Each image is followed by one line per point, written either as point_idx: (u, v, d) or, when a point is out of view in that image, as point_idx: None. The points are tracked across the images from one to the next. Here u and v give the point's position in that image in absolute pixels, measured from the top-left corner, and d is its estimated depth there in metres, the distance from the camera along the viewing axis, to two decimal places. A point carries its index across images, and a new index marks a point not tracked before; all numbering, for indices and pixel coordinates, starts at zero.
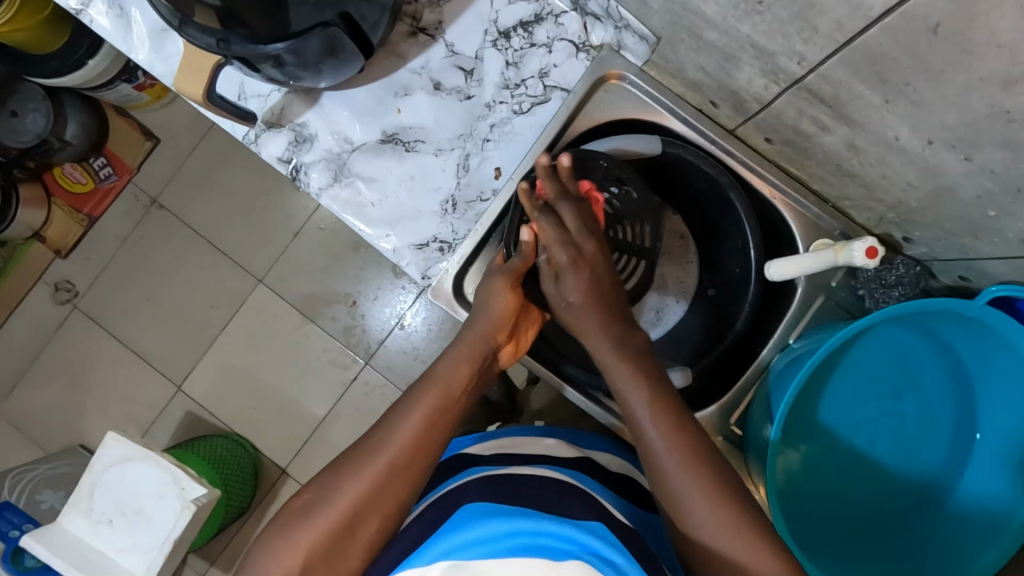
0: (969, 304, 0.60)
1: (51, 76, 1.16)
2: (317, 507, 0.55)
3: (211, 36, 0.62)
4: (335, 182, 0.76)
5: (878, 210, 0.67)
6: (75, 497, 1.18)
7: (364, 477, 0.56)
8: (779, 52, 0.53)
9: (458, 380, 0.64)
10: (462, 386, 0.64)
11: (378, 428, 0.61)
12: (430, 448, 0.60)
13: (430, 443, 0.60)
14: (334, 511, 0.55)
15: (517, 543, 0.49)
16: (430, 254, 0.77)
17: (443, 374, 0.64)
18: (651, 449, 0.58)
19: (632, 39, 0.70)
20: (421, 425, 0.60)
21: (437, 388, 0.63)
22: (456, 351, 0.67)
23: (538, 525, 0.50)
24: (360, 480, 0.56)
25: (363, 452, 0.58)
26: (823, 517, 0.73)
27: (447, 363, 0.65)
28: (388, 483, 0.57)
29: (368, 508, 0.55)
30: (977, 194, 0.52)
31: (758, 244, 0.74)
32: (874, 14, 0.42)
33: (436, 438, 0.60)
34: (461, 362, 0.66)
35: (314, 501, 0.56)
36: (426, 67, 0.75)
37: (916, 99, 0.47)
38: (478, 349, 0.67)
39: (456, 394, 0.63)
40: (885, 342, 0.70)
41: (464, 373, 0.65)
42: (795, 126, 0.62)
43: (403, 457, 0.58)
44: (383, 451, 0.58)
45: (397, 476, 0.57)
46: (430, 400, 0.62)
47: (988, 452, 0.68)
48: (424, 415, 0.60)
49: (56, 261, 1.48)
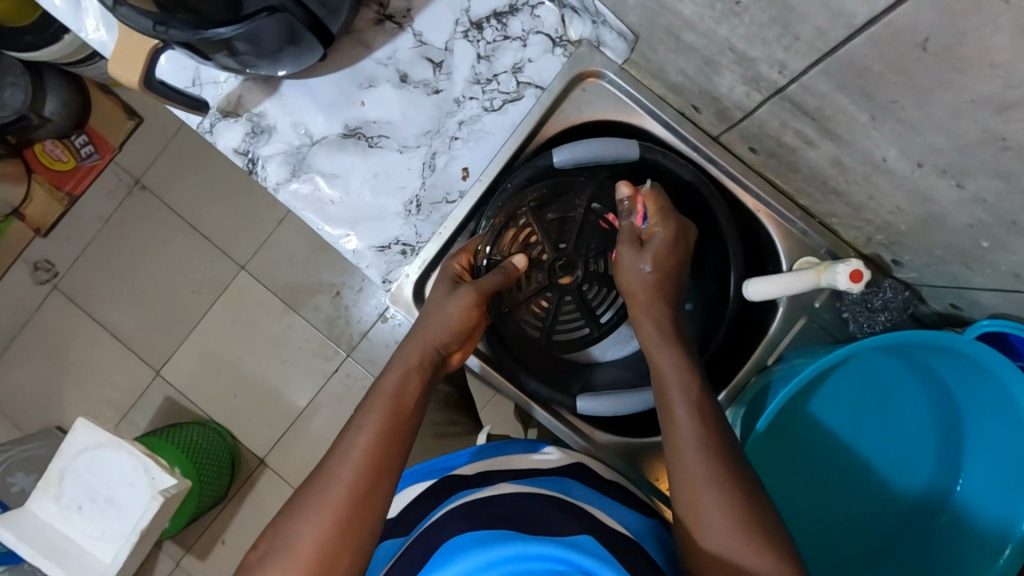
0: (958, 337, 0.55)
1: (25, 50, 1.09)
2: (280, 556, 0.52)
3: (147, 19, 0.55)
4: (293, 177, 0.72)
5: (866, 230, 0.62)
6: (43, 482, 1.14)
7: (321, 512, 0.53)
8: (760, 58, 0.48)
9: (405, 390, 0.61)
10: (411, 395, 0.61)
11: (328, 456, 0.57)
12: (387, 466, 0.56)
13: (383, 459, 0.56)
14: (298, 552, 0.51)
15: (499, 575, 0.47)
16: (391, 257, 0.73)
17: (390, 389, 0.61)
18: (679, 457, 0.55)
19: (610, 36, 0.65)
20: (373, 442, 0.57)
21: (385, 402, 0.60)
22: (400, 362, 0.64)
23: (527, 547, 0.49)
24: (320, 515, 0.53)
25: (314, 487, 0.55)
26: (824, 539, 0.69)
27: (391, 377, 0.62)
28: (351, 513, 0.53)
29: (335, 542, 0.52)
30: (968, 223, 0.48)
31: (738, 259, 0.70)
32: (858, 22, 0.37)
33: (393, 451, 0.57)
34: (410, 372, 0.63)
35: (272, 548, 0.52)
36: (393, 58, 0.70)
37: (903, 118, 0.42)
38: (426, 356, 0.65)
39: (406, 405, 0.60)
40: (867, 363, 0.66)
41: (412, 383, 0.62)
42: (779, 138, 0.58)
43: (360, 483, 0.54)
44: (336, 482, 0.54)
45: (359, 503, 0.54)
46: (377, 418, 0.58)
47: (981, 455, 0.62)
48: (374, 434, 0.57)
49: (36, 239, 1.44)
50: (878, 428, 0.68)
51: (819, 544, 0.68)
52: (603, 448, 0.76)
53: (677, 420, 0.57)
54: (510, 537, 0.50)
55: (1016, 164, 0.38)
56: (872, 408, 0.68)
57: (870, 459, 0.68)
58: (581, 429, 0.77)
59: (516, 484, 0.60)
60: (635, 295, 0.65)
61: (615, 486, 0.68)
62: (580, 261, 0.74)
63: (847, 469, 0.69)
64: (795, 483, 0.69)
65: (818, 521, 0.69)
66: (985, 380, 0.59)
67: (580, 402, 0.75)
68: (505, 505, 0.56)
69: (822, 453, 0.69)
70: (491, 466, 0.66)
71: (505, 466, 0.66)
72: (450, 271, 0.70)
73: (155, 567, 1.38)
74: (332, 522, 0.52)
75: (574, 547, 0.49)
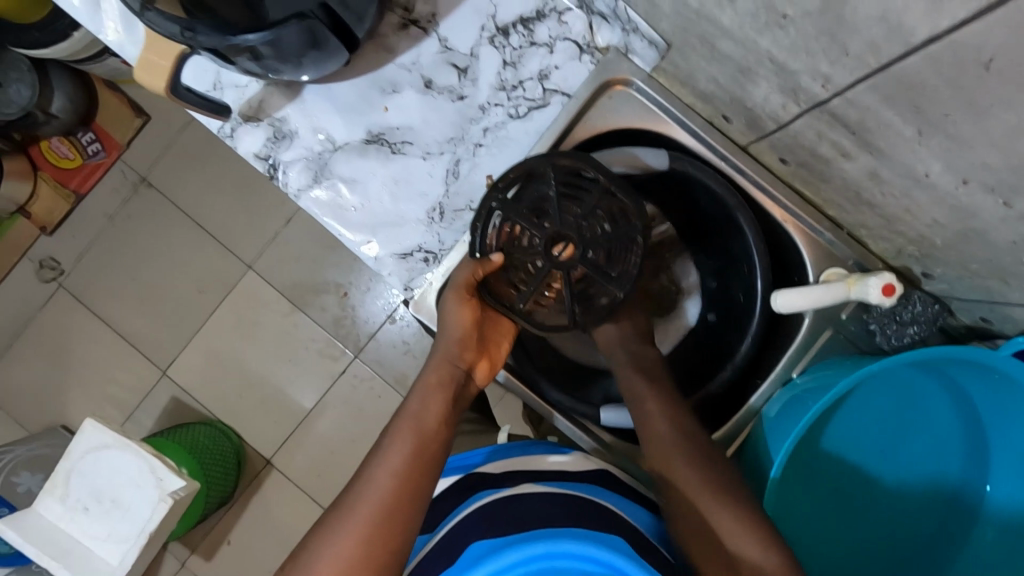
0: (993, 353, 0.55)
1: (32, 47, 1.08)
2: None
3: (175, 24, 0.54)
4: (315, 183, 0.71)
5: (897, 242, 0.62)
6: (51, 483, 1.13)
7: (348, 531, 0.53)
8: (802, 70, 0.48)
9: (428, 411, 0.61)
10: (433, 416, 0.61)
11: (356, 478, 0.57)
12: (416, 489, 0.56)
13: (411, 483, 0.56)
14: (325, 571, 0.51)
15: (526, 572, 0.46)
16: (413, 264, 0.72)
17: (414, 411, 0.61)
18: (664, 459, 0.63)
19: (640, 44, 0.65)
20: (400, 465, 0.57)
21: (409, 425, 0.60)
22: (422, 384, 0.64)
23: (551, 545, 0.47)
24: (348, 534, 0.53)
25: (343, 509, 0.55)
26: (859, 559, 0.67)
27: (415, 398, 0.62)
28: (378, 534, 0.53)
29: (362, 563, 0.51)
30: (1011, 239, 0.47)
31: (765, 273, 0.69)
32: (916, 39, 0.36)
33: (419, 474, 0.57)
34: (431, 391, 0.63)
35: (297, 569, 0.52)
36: (417, 63, 0.69)
37: (953, 135, 0.42)
38: (444, 377, 0.64)
39: (428, 427, 0.60)
40: (892, 382, 0.66)
41: (434, 404, 0.62)
42: (814, 149, 0.57)
43: (387, 504, 0.54)
44: (364, 502, 0.55)
45: (387, 524, 0.53)
46: (404, 441, 0.59)
47: (1009, 461, 0.63)
48: (402, 456, 0.57)
49: (42, 237, 1.43)
50: (900, 449, 0.67)
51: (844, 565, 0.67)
52: (617, 452, 0.76)
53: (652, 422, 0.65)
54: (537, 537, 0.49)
55: None
56: (894, 429, 0.67)
57: (896, 479, 0.67)
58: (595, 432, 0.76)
59: (546, 485, 0.60)
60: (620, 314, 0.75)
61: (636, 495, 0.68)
62: (576, 231, 0.64)
63: (870, 492, 0.68)
64: (818, 504, 0.68)
65: (842, 544, 0.67)
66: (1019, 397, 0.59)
67: (604, 413, 0.75)
68: (526, 507, 0.55)
69: (846, 475, 0.68)
70: (516, 466, 0.65)
71: (529, 466, 0.65)
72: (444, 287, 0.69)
73: (160, 567, 1.37)
74: (358, 542, 0.52)
75: (600, 542, 0.49)
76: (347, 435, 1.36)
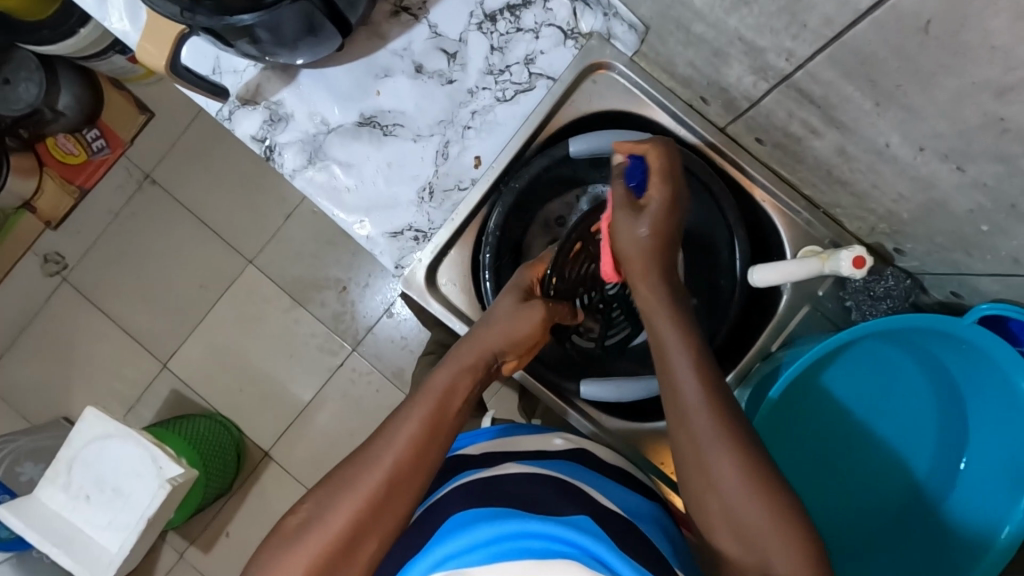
0: (956, 321, 0.58)
1: (40, 44, 1.11)
2: (316, 525, 0.50)
3: (175, 6, 0.57)
4: (309, 164, 0.73)
5: (869, 220, 0.64)
6: (52, 471, 1.13)
7: (354, 496, 0.51)
8: (768, 47, 0.50)
9: (458, 388, 0.58)
10: (462, 398, 0.58)
11: (374, 437, 0.55)
12: (426, 457, 0.54)
13: (424, 450, 0.54)
14: (327, 534, 0.49)
15: (501, 549, 0.45)
16: (404, 243, 0.74)
17: (441, 385, 0.58)
18: (678, 407, 0.52)
19: (621, 28, 0.67)
20: (420, 433, 0.54)
21: (432, 397, 0.56)
22: (453, 360, 0.60)
23: (524, 525, 0.47)
24: (352, 500, 0.51)
25: (354, 467, 0.53)
26: (826, 520, 0.71)
27: (443, 372, 0.59)
28: (384, 501, 0.51)
29: (366, 529, 0.50)
30: (969, 208, 0.49)
31: (744, 250, 0.72)
32: (862, 8, 0.40)
33: (436, 445, 0.55)
34: (465, 372, 0.59)
35: (310, 520, 0.50)
36: (408, 49, 0.72)
37: (908, 103, 0.45)
38: (482, 362, 0.61)
39: (452, 404, 0.57)
40: (867, 355, 0.68)
41: (466, 384, 0.59)
42: (785, 128, 0.60)
43: (399, 472, 0.52)
44: (372, 468, 0.52)
45: (393, 492, 0.51)
46: (422, 406, 0.56)
47: (981, 443, 0.65)
48: (417, 425, 0.54)
49: (46, 232, 1.45)
50: (878, 426, 0.70)
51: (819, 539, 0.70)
52: (611, 432, 0.78)
53: (679, 387, 0.53)
54: (509, 517, 0.48)
55: (1015, 146, 0.41)
56: (865, 401, 0.70)
57: (868, 454, 0.70)
58: (588, 413, 0.79)
59: (526, 464, 0.59)
60: (632, 260, 0.59)
61: (622, 468, 0.69)
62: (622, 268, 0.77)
63: (839, 466, 0.71)
64: (791, 480, 0.71)
65: (816, 519, 0.71)
66: (988, 364, 0.61)
67: (585, 387, 0.77)
68: (511, 484, 0.55)
69: (816, 449, 0.71)
70: (502, 447, 0.65)
71: (513, 448, 0.65)
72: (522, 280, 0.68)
73: (158, 559, 1.38)
74: (363, 508, 0.50)
75: (577, 528, 0.47)
76: (346, 430, 1.38)
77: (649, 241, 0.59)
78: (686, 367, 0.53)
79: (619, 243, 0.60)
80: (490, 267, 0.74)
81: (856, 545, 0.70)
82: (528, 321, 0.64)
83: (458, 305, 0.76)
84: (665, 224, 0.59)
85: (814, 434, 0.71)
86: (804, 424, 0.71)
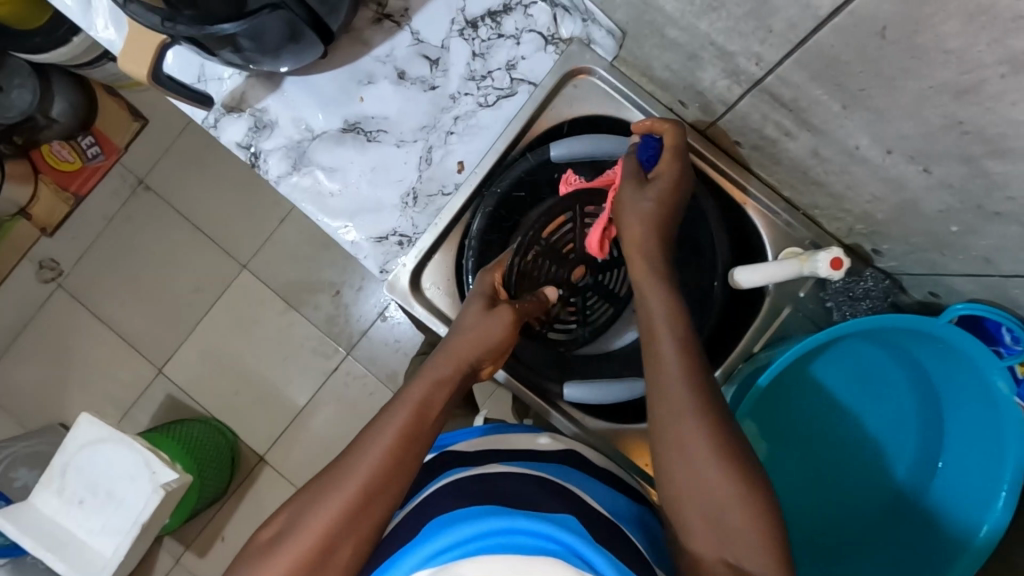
0: (932, 321, 0.59)
1: (33, 52, 1.12)
2: (292, 536, 0.50)
3: (155, 15, 0.57)
4: (294, 171, 0.74)
5: (846, 220, 0.65)
6: (46, 476, 1.13)
7: (331, 506, 0.51)
8: (738, 51, 0.52)
9: (432, 398, 0.58)
10: (438, 407, 0.58)
11: (351, 448, 0.55)
12: (401, 466, 0.54)
13: (400, 458, 0.54)
14: (303, 543, 0.50)
15: (486, 545, 0.45)
16: (389, 248, 0.75)
17: (417, 397, 0.58)
18: (665, 395, 0.54)
19: (600, 33, 0.68)
20: (395, 444, 0.54)
21: (410, 406, 0.57)
22: (428, 371, 0.61)
23: (510, 522, 0.47)
24: (328, 510, 0.51)
25: (331, 477, 0.53)
26: (810, 516, 0.72)
27: (419, 384, 0.59)
28: (360, 510, 0.51)
29: (343, 538, 0.50)
30: (939, 209, 0.51)
31: (723, 252, 0.72)
32: (823, 14, 0.41)
33: (413, 454, 0.55)
34: (441, 385, 0.60)
35: (285, 530, 0.51)
36: (391, 55, 0.73)
37: (873, 106, 0.46)
38: (458, 370, 0.62)
39: (428, 414, 0.57)
40: (849, 356, 0.69)
41: (442, 393, 0.59)
42: (760, 131, 0.61)
43: (375, 482, 0.52)
44: (348, 479, 0.52)
45: (369, 502, 0.52)
46: (399, 416, 0.56)
47: (961, 438, 0.66)
48: (391, 434, 0.55)
49: (42, 239, 1.46)
50: (859, 423, 0.71)
51: (811, 535, 0.72)
52: (594, 434, 0.78)
53: (664, 383, 0.54)
54: (495, 513, 0.48)
55: (977, 147, 0.42)
56: (850, 400, 0.71)
57: (858, 452, 0.71)
58: (571, 414, 0.79)
59: (511, 464, 0.60)
60: (634, 227, 0.63)
61: (606, 467, 0.69)
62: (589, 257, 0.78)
63: (829, 464, 0.72)
64: (781, 478, 0.72)
65: (807, 515, 0.72)
66: (963, 364, 0.62)
67: (569, 390, 0.77)
68: (495, 482, 0.55)
69: (806, 447, 0.72)
70: (489, 445, 0.64)
71: (501, 446, 0.64)
72: (484, 283, 0.70)
73: (155, 564, 1.39)
74: (339, 518, 0.50)
75: (561, 525, 0.47)
76: (340, 433, 1.38)
77: (652, 208, 0.63)
78: (669, 347, 0.56)
79: (624, 216, 0.64)
80: (473, 271, 0.75)
81: (850, 543, 0.71)
82: (499, 324, 0.66)
83: (443, 308, 0.77)
84: (666, 192, 0.63)
85: (802, 434, 0.72)
86: (791, 424, 0.72)
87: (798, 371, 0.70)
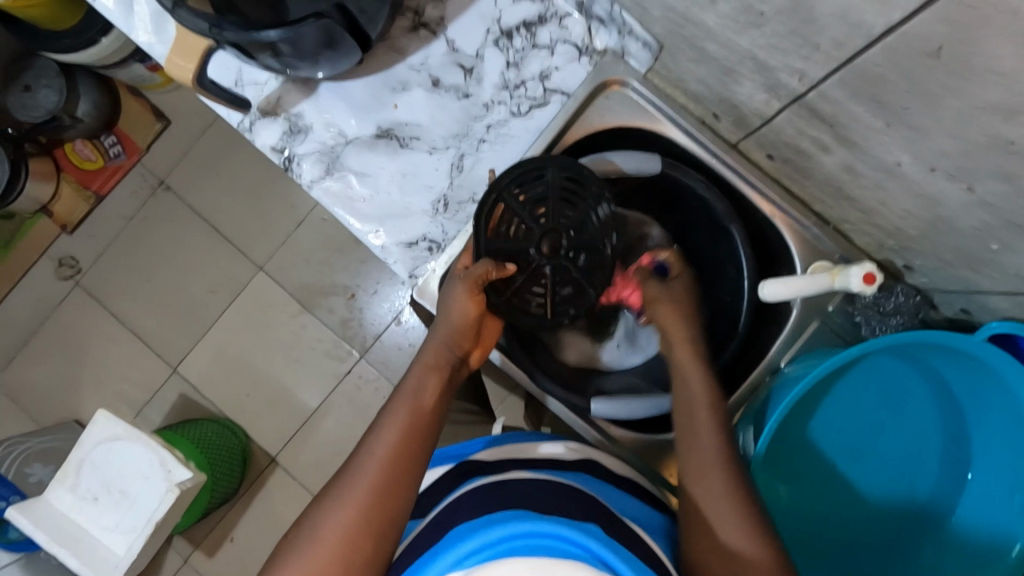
0: (963, 338, 0.58)
1: (62, 53, 1.12)
2: (312, 535, 0.51)
3: (203, 21, 0.58)
4: (326, 175, 0.75)
5: (877, 235, 0.65)
6: (62, 471, 1.14)
7: (343, 507, 0.52)
8: (780, 67, 0.52)
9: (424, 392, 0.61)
10: (430, 395, 0.61)
11: (356, 452, 0.57)
12: (408, 463, 0.55)
13: (405, 453, 0.56)
14: (324, 541, 0.51)
15: (512, 546, 0.45)
16: (418, 253, 0.76)
17: (409, 389, 0.61)
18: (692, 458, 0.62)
19: (635, 46, 0.69)
20: (396, 440, 0.56)
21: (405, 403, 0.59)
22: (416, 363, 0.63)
23: (537, 526, 0.46)
24: (343, 509, 0.52)
25: (343, 480, 0.54)
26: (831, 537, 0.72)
27: (410, 377, 0.62)
28: (375, 509, 0.52)
29: (361, 537, 0.51)
30: (976, 226, 0.51)
31: (752, 266, 0.73)
32: (874, 33, 0.42)
33: (415, 446, 0.57)
34: (426, 372, 0.62)
35: (303, 534, 0.52)
36: (426, 63, 0.73)
37: (914, 124, 0.47)
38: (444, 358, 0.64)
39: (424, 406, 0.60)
40: (871, 371, 0.70)
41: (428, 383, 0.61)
42: (795, 145, 0.61)
43: (383, 478, 0.54)
44: (357, 479, 0.54)
45: (381, 494, 0.53)
46: (397, 416, 0.58)
47: (984, 456, 0.66)
48: (395, 431, 0.57)
49: (62, 236, 1.47)
50: (875, 442, 0.71)
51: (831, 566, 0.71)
52: (618, 442, 0.79)
53: (697, 432, 0.63)
54: (520, 518, 0.47)
55: (1022, 167, 0.42)
56: (858, 425, 0.71)
57: (868, 478, 0.72)
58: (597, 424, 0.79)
59: (535, 472, 0.59)
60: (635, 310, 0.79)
61: (628, 476, 0.69)
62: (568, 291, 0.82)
63: (840, 496, 0.72)
64: (791, 508, 0.72)
65: (822, 545, 0.71)
66: (987, 375, 0.62)
67: (594, 404, 0.76)
68: (518, 490, 0.54)
69: (816, 478, 0.73)
70: (512, 454, 0.64)
71: (523, 455, 0.64)
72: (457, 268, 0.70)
73: (163, 564, 1.39)
74: (356, 516, 0.51)
75: (587, 531, 0.47)
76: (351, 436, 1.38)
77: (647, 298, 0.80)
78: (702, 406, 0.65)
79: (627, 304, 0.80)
80: None
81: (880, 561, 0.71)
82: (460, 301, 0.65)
83: None
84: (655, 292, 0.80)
85: (815, 464, 0.73)
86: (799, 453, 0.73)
87: (819, 391, 0.71)
